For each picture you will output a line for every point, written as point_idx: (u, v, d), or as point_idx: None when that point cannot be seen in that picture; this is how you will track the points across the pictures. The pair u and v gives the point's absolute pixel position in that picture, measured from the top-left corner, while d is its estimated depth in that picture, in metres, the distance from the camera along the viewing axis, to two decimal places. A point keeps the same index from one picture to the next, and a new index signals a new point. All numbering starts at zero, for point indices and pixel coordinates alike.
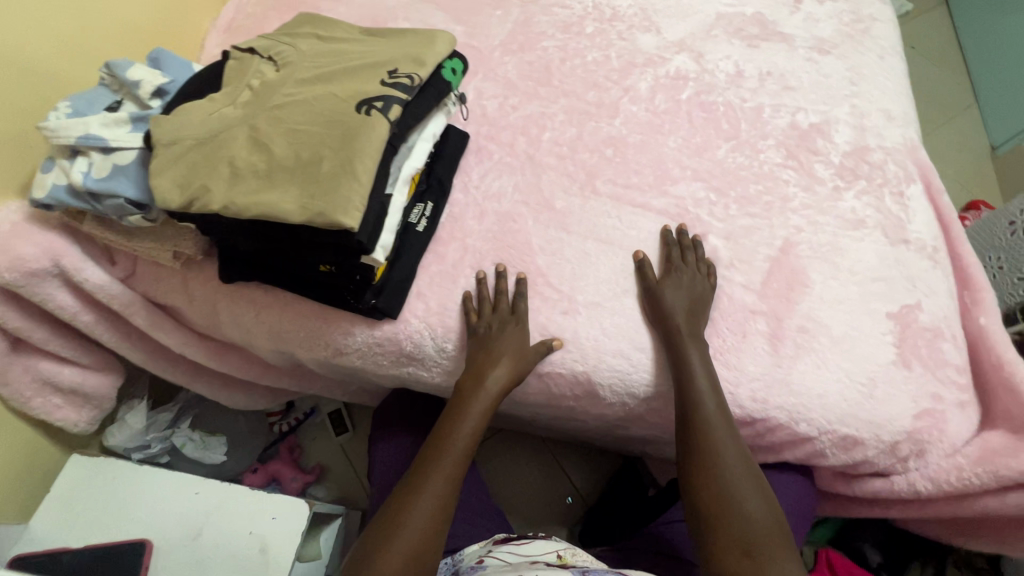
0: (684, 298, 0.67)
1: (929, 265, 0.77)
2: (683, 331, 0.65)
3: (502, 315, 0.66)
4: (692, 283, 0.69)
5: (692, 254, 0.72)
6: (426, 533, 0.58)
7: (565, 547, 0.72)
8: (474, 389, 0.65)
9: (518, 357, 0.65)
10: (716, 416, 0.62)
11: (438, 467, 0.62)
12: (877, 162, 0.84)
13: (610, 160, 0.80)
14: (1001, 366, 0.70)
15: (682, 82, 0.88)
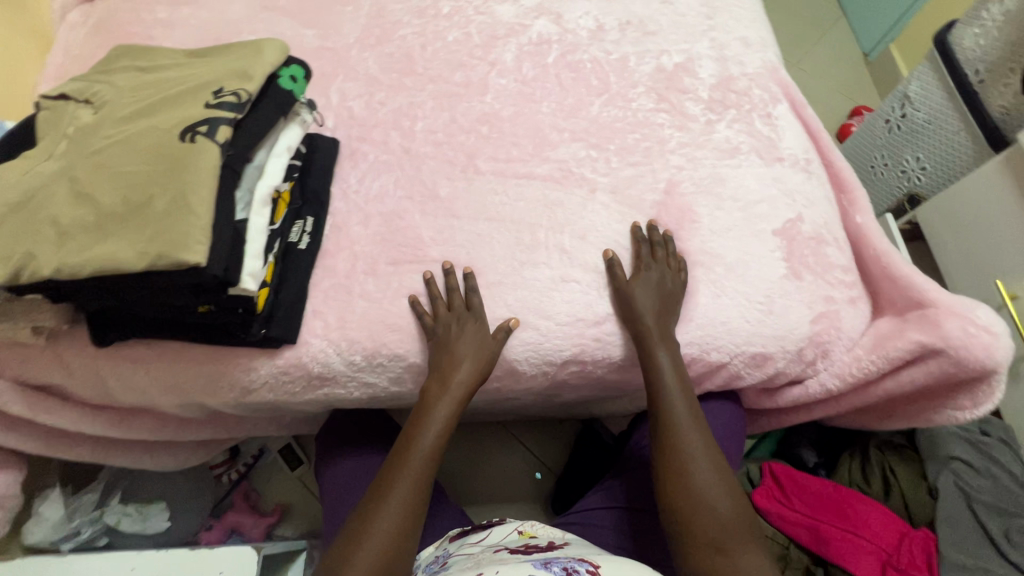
0: (654, 298, 0.67)
1: (804, 177, 0.81)
2: (653, 332, 0.66)
3: (461, 314, 0.66)
4: (662, 281, 0.68)
5: (662, 250, 0.71)
6: (390, 543, 0.57)
7: (523, 523, 0.74)
8: (440, 393, 0.64)
9: (483, 356, 0.65)
10: (684, 414, 0.64)
11: (404, 472, 0.61)
12: (743, 89, 0.87)
13: (488, 138, 0.79)
14: (880, 257, 0.74)
15: (546, 47, 0.88)
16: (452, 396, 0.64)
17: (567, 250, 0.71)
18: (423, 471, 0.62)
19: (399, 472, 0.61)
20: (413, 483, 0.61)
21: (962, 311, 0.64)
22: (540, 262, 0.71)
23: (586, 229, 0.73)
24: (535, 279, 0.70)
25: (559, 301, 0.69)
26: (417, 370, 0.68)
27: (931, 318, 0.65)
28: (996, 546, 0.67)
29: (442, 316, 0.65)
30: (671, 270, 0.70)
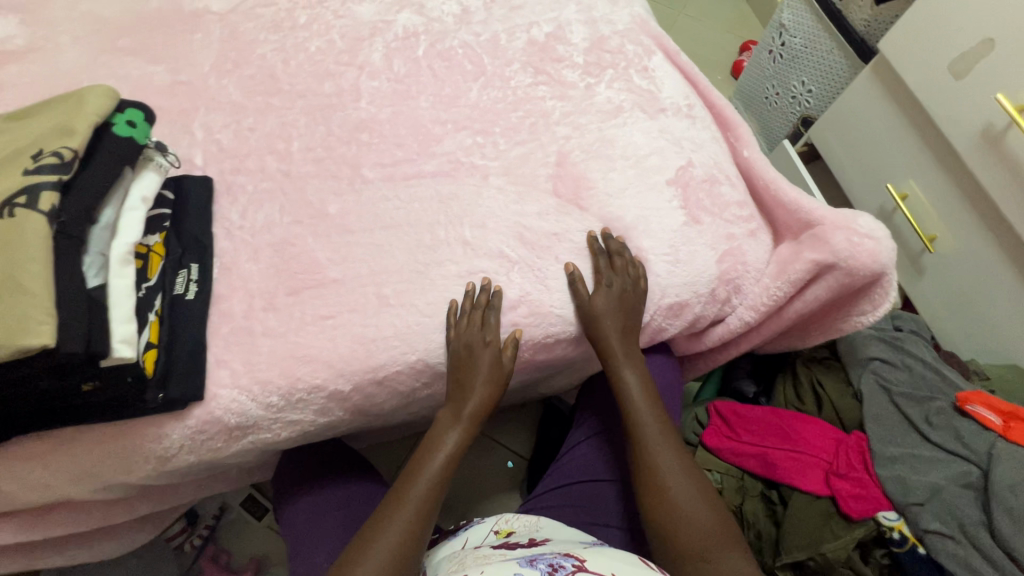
0: (614, 314, 0.67)
1: (688, 122, 0.83)
2: (616, 350, 0.68)
3: (482, 332, 0.64)
4: (622, 291, 0.68)
5: (621, 259, 0.69)
6: (390, 560, 0.56)
7: (498, 521, 0.73)
8: (452, 424, 0.66)
9: (496, 378, 0.65)
10: (656, 431, 0.66)
11: (414, 489, 0.62)
12: (616, 48, 0.87)
13: (370, 144, 0.77)
14: (770, 186, 0.77)
15: (414, 40, 0.86)
16: (464, 423, 0.66)
17: (470, 242, 0.70)
18: (429, 494, 0.62)
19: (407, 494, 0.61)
20: (419, 505, 0.61)
21: (846, 223, 0.67)
22: (444, 260, 0.69)
23: (485, 217, 0.72)
24: (443, 278, 0.68)
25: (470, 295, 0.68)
26: (341, 396, 0.65)
27: (820, 235, 0.68)
28: (917, 431, 0.71)
29: (460, 332, 0.65)
30: (630, 280, 0.68)
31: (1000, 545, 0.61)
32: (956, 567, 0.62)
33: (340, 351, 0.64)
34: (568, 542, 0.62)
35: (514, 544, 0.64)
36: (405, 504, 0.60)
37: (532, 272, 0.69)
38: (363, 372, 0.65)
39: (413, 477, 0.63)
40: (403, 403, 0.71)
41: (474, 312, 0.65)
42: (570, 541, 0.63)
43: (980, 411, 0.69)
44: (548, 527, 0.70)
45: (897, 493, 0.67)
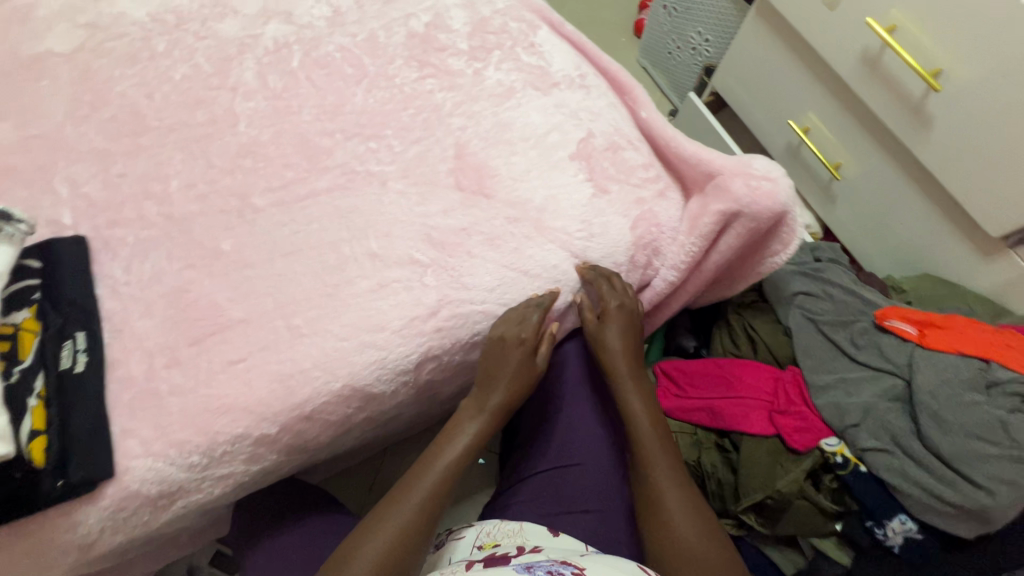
0: (619, 342, 0.70)
1: (583, 92, 0.82)
2: (621, 369, 0.70)
3: (527, 332, 0.65)
4: (625, 314, 0.70)
5: (618, 284, 0.70)
6: (386, 552, 0.54)
7: (483, 530, 0.68)
8: (476, 415, 0.66)
9: (523, 375, 0.66)
10: (662, 457, 0.64)
11: (423, 478, 0.61)
12: (499, 27, 0.85)
13: (255, 170, 0.72)
14: (670, 143, 0.77)
15: (286, 51, 0.81)
16: (486, 417, 0.66)
17: (378, 254, 0.68)
18: (441, 487, 0.61)
19: (420, 480, 0.61)
20: (431, 491, 0.60)
21: (743, 168, 0.68)
22: (354, 278, 0.67)
23: (390, 225, 0.69)
24: (356, 297, 0.66)
25: (388, 309, 0.65)
26: (269, 440, 0.62)
27: (722, 185, 0.68)
28: (845, 356, 0.74)
29: (503, 325, 0.66)
30: (628, 300, 0.71)
31: (928, 449, 0.64)
32: (893, 477, 0.65)
33: (259, 393, 0.61)
34: (566, 551, 0.59)
35: (502, 557, 0.60)
36: (413, 493, 0.60)
37: (447, 272, 0.67)
38: (287, 411, 0.61)
39: (425, 468, 0.62)
40: (341, 432, 0.68)
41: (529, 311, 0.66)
42: (566, 550, 0.60)
43: (897, 325, 0.73)
44: (535, 534, 0.65)
45: (833, 417, 0.70)
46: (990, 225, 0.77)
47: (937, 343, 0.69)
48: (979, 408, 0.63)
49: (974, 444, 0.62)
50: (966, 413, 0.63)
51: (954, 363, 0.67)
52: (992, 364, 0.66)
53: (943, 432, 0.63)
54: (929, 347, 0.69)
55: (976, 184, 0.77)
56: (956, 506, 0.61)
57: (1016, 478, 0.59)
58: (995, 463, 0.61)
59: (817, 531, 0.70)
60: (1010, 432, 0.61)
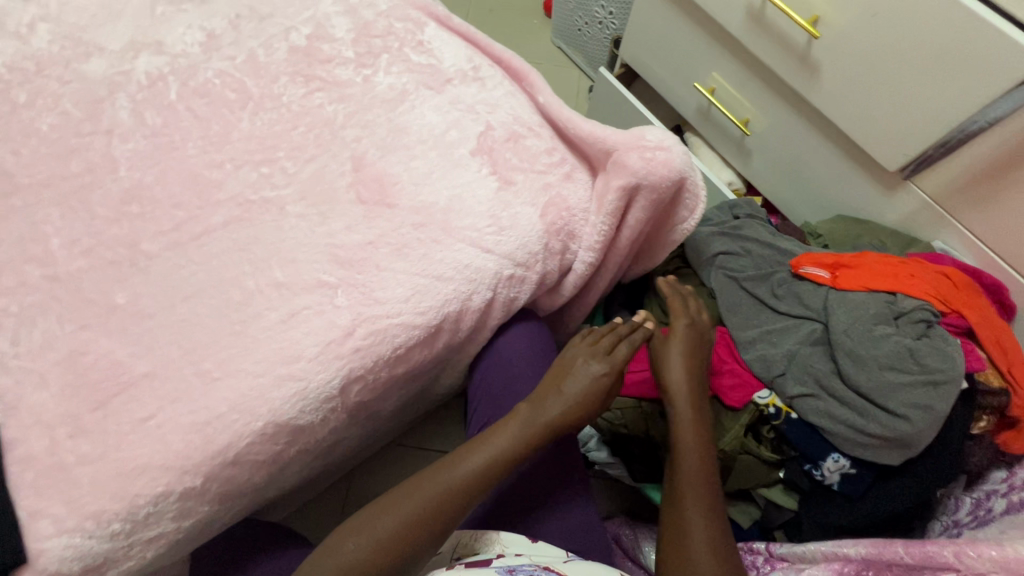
0: (682, 371, 0.69)
1: (478, 85, 0.80)
2: (676, 399, 0.67)
3: (608, 358, 0.69)
4: (693, 340, 0.72)
5: (692, 306, 0.75)
6: (395, 533, 0.58)
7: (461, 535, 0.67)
8: (533, 413, 0.65)
9: (589, 396, 0.67)
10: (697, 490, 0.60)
11: (460, 466, 0.63)
12: (384, 30, 0.83)
13: (142, 215, 0.69)
14: (569, 125, 0.76)
15: (161, 84, 0.77)
16: (536, 429, 0.65)
17: (284, 283, 0.66)
18: (466, 488, 0.62)
19: (460, 466, 0.63)
20: (459, 482, 0.62)
21: (637, 141, 0.69)
22: (262, 311, 0.64)
23: (293, 251, 0.67)
24: (266, 330, 0.63)
25: (300, 337, 0.63)
26: (196, 492, 0.59)
27: (619, 161, 0.69)
28: (767, 308, 0.76)
29: (579, 350, 0.70)
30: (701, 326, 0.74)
31: (849, 386, 0.66)
32: (822, 420, 0.67)
33: (175, 447, 0.58)
34: (549, 557, 0.61)
35: (483, 560, 0.62)
36: (430, 486, 0.62)
37: (358, 289, 0.66)
38: (209, 459, 0.59)
39: (463, 458, 0.64)
40: (277, 470, 0.66)
41: (615, 340, 0.71)
42: (547, 556, 0.62)
43: (811, 271, 0.75)
44: (513, 539, 0.65)
45: (761, 371, 0.71)
46: (886, 161, 0.80)
47: (848, 283, 0.71)
48: (890, 339, 0.66)
49: (889, 375, 0.64)
50: (878, 346, 0.66)
51: (864, 298, 0.70)
52: (898, 296, 0.69)
53: (861, 369, 0.66)
54: (841, 289, 0.72)
55: (866, 124, 0.80)
56: (881, 437, 0.63)
57: (930, 401, 0.62)
58: (910, 390, 0.63)
59: (763, 482, 0.73)
60: (919, 357, 0.64)
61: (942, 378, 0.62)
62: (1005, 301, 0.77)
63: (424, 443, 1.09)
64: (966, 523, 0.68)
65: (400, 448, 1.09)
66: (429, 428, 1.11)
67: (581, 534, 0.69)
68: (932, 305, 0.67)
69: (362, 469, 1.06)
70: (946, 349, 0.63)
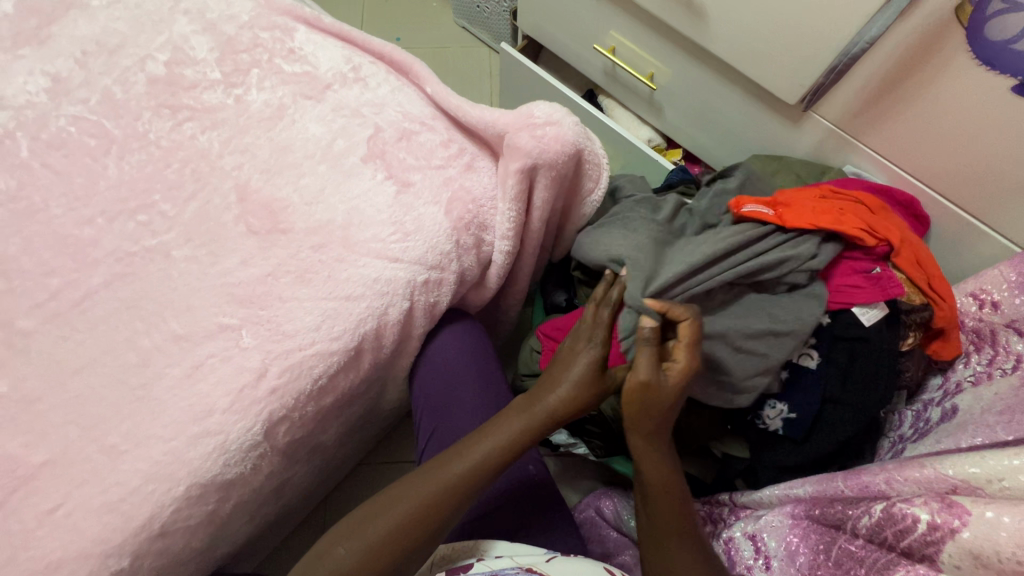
0: (670, 394, 0.55)
1: (360, 86, 0.76)
2: (648, 428, 0.56)
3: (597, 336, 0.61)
4: (676, 373, 0.55)
5: (685, 336, 0.56)
6: (388, 539, 0.56)
7: (445, 549, 0.65)
8: (528, 406, 0.62)
9: (589, 381, 0.60)
10: (667, 501, 0.56)
11: (452, 467, 0.59)
12: (249, 43, 0.77)
13: (12, 291, 0.63)
14: (459, 113, 0.73)
15: (9, 142, 0.70)
16: (525, 426, 0.61)
17: (183, 334, 0.61)
18: (459, 491, 0.58)
19: (450, 466, 0.59)
20: (450, 486, 0.58)
21: (526, 120, 0.67)
22: (163, 369, 0.60)
23: (187, 298, 0.63)
24: (171, 389, 0.59)
25: (208, 389, 0.59)
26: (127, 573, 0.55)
27: (512, 143, 0.67)
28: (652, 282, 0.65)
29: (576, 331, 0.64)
30: (689, 356, 0.56)
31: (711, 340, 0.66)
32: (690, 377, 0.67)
33: (90, 532, 0.54)
34: (532, 558, 0.59)
35: (466, 565, 0.61)
36: (416, 492, 0.58)
37: (263, 326, 0.62)
38: (132, 538, 0.55)
39: (455, 458, 0.60)
40: (218, 528, 0.62)
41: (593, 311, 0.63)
42: (529, 556, 0.60)
43: (755, 209, 0.70)
44: (495, 544, 0.63)
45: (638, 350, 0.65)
46: (785, 95, 0.79)
47: (796, 219, 0.67)
48: (739, 292, 0.68)
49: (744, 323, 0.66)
50: (728, 302, 0.68)
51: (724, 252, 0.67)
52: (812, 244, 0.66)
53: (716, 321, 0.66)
54: (791, 226, 0.67)
55: (760, 61, 0.79)
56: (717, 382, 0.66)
57: (768, 350, 0.65)
58: (760, 339, 0.65)
59: (714, 436, 0.75)
60: (769, 310, 0.66)
61: (787, 329, 0.64)
62: (917, 212, 0.78)
63: (393, 458, 1.07)
64: (908, 437, 0.69)
65: (368, 467, 1.06)
66: (395, 442, 1.08)
67: (547, 527, 0.70)
68: (813, 249, 0.66)
69: (335, 497, 1.03)
70: (797, 306, 0.66)
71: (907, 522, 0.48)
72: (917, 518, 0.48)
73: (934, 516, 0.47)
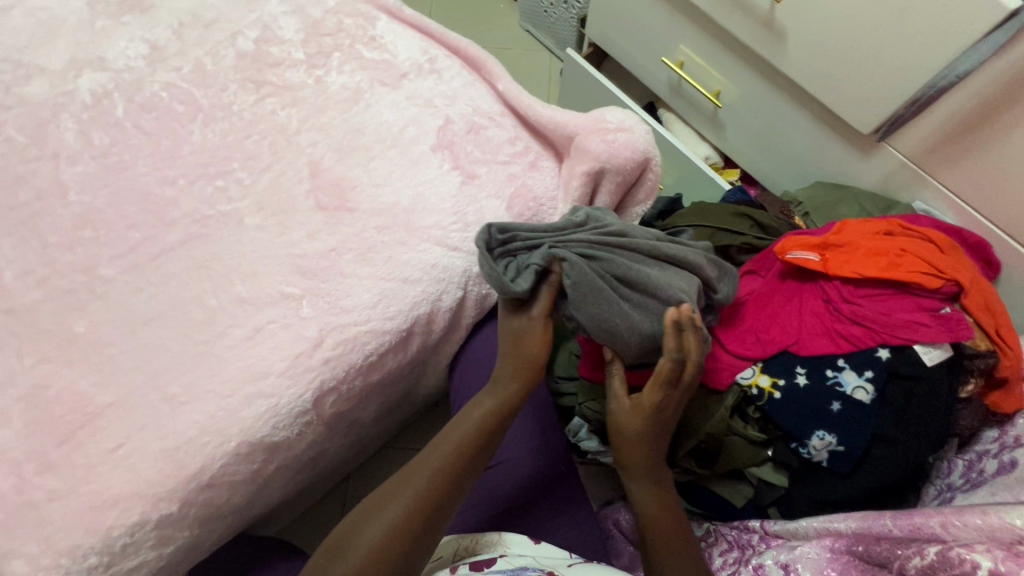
0: (637, 419, 0.59)
1: (435, 78, 0.78)
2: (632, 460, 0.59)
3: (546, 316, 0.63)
4: (648, 400, 0.58)
5: (664, 366, 0.57)
6: (386, 535, 0.54)
7: (466, 538, 0.66)
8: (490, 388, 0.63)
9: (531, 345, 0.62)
10: (657, 524, 0.58)
11: (434, 454, 0.59)
12: (333, 27, 0.80)
13: (97, 240, 0.67)
14: (529, 112, 0.74)
15: (106, 102, 0.74)
16: (498, 403, 0.61)
17: (247, 298, 0.64)
18: (445, 476, 0.58)
19: (429, 458, 0.59)
20: (432, 472, 0.58)
21: (598, 124, 0.68)
22: (226, 329, 0.63)
23: (254, 264, 0.66)
24: (231, 349, 0.62)
25: (267, 353, 0.61)
26: (174, 518, 0.57)
27: (581, 146, 0.68)
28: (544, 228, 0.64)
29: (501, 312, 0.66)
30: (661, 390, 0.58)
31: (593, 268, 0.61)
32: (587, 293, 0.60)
33: (145, 475, 0.56)
34: (553, 561, 0.60)
35: (488, 559, 0.61)
36: (410, 484, 0.57)
37: (323, 298, 0.64)
38: (182, 486, 0.57)
39: (437, 445, 0.60)
40: (258, 488, 0.64)
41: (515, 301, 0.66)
42: (551, 559, 0.61)
43: (799, 255, 0.69)
44: (515, 540, 0.64)
45: (492, 278, 0.60)
46: (859, 124, 0.78)
47: (840, 268, 0.67)
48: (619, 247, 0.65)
49: (615, 312, 0.59)
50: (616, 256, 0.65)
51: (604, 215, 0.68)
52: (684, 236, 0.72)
53: (613, 307, 0.60)
54: (835, 274, 0.67)
55: (836, 88, 0.78)
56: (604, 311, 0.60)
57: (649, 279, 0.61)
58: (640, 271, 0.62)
59: (754, 462, 0.72)
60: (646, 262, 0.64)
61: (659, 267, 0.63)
62: (988, 257, 0.75)
63: (417, 444, 1.08)
64: (958, 486, 0.67)
65: (393, 451, 1.08)
66: (421, 429, 1.10)
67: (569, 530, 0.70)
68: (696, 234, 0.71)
69: (358, 476, 1.05)
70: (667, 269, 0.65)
71: (965, 567, 0.47)
72: (977, 565, 0.47)
73: (998, 564, 0.45)
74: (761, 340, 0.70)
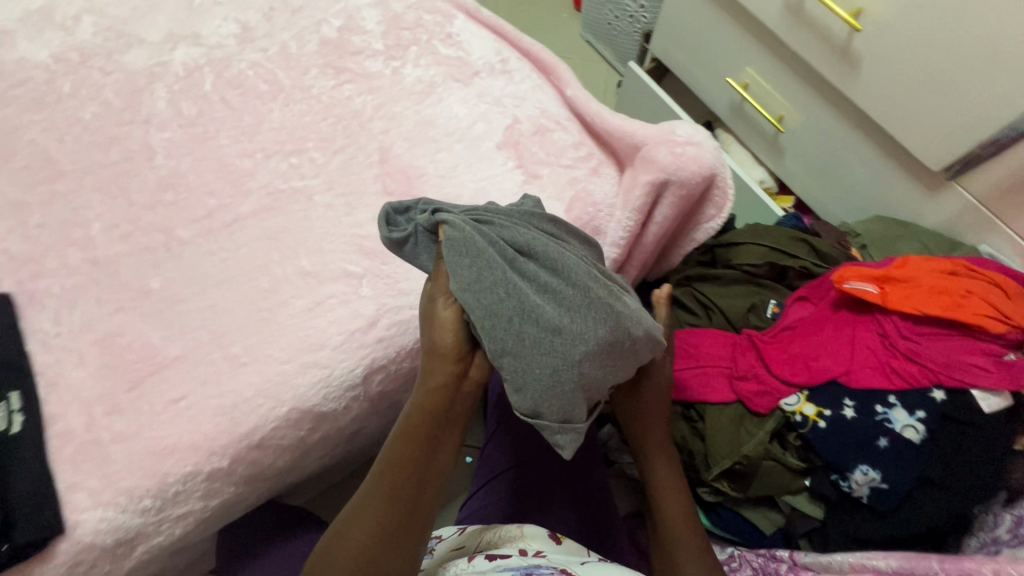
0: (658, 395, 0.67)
1: (506, 78, 0.80)
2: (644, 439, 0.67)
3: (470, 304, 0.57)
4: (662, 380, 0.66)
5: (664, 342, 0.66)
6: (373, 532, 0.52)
7: (492, 530, 0.67)
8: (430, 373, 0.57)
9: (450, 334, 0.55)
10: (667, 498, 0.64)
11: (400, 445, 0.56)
12: (413, 22, 0.83)
13: (177, 204, 0.71)
14: (596, 119, 0.75)
15: (197, 75, 0.79)
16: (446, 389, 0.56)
17: (311, 271, 0.67)
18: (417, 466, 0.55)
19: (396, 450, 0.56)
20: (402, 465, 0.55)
21: (666, 136, 0.69)
22: (289, 299, 0.65)
23: (320, 240, 0.68)
24: (292, 318, 0.64)
25: (326, 326, 0.64)
26: (223, 472, 0.60)
27: (648, 156, 0.69)
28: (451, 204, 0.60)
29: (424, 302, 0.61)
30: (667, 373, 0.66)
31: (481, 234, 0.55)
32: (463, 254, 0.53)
33: (204, 428, 0.59)
34: (566, 559, 0.59)
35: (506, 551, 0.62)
36: (388, 478, 0.55)
37: (382, 279, 0.66)
38: (235, 442, 0.60)
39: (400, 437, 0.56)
40: (301, 454, 0.66)
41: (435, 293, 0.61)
42: (564, 557, 0.60)
43: (857, 285, 0.68)
44: (534, 533, 0.64)
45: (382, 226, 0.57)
46: (930, 159, 0.77)
47: (900, 302, 0.66)
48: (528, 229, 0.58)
49: (499, 281, 0.52)
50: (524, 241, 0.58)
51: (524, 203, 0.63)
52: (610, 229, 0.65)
53: (490, 277, 0.52)
54: (894, 308, 0.66)
55: (910, 121, 0.76)
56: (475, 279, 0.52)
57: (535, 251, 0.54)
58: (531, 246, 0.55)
59: (788, 488, 0.72)
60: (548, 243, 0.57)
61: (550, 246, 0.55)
62: None
63: None
64: None
65: None
66: None
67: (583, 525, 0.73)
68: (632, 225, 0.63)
69: None
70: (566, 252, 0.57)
71: None
72: None
73: None
74: (811, 367, 0.69)
